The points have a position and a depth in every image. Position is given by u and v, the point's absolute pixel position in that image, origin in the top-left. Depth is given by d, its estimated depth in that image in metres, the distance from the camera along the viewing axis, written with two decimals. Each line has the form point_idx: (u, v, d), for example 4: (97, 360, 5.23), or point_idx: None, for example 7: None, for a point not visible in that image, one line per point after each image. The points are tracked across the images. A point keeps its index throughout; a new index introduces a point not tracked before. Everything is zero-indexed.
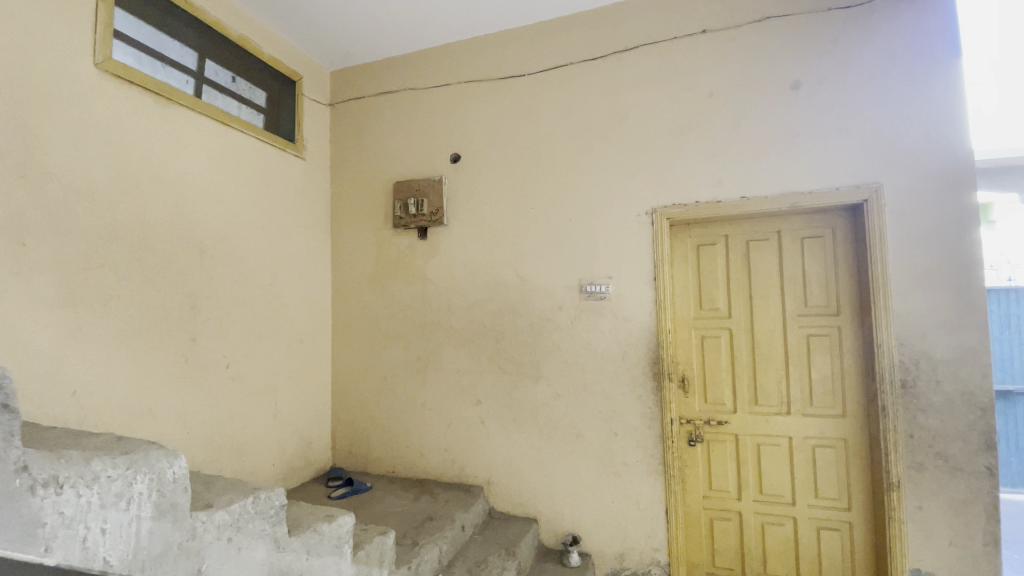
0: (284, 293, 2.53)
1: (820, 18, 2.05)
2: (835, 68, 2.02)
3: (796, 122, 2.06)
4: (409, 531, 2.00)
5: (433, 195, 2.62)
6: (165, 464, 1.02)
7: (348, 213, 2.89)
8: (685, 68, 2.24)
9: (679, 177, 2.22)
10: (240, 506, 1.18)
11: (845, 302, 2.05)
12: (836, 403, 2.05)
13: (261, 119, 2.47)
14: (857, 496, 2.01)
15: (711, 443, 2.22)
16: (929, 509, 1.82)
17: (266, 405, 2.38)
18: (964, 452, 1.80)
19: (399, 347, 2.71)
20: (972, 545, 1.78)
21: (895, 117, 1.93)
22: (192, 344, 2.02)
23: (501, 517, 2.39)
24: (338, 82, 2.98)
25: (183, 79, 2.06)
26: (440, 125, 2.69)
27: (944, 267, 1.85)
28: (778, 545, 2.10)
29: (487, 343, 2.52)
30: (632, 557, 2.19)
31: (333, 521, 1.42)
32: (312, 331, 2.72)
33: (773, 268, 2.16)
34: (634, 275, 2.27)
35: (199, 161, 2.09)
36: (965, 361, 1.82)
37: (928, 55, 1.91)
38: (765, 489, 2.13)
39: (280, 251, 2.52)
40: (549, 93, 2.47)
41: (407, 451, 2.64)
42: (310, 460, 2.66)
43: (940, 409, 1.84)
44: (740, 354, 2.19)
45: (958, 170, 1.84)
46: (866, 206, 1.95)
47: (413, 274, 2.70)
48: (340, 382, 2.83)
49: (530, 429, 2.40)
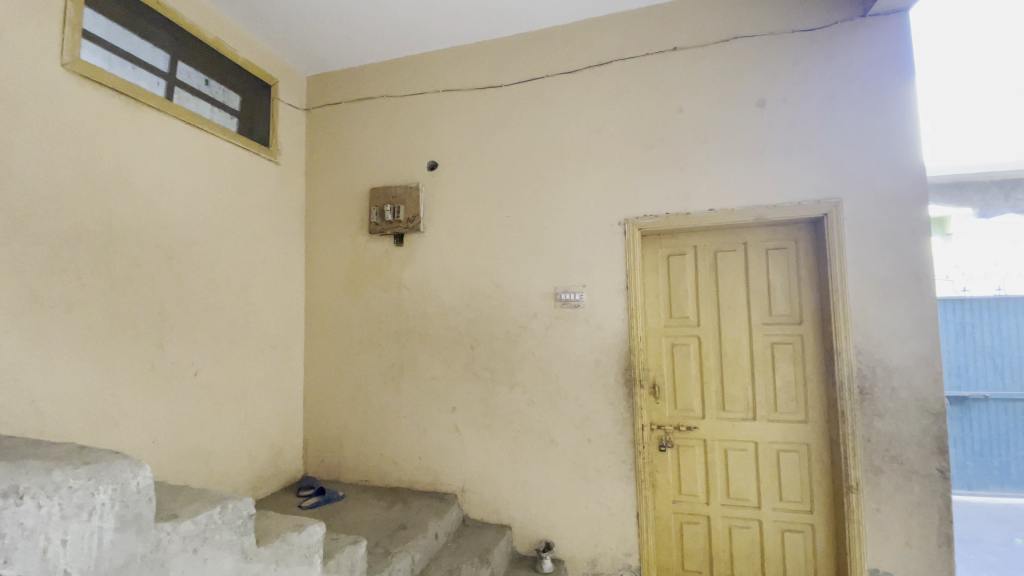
0: (255, 298, 2.49)
1: (784, 40, 2.15)
2: (797, 87, 2.12)
3: (761, 138, 2.15)
4: (381, 540, 1.98)
5: (409, 202, 2.62)
6: (129, 474, 1.00)
7: (322, 218, 2.86)
8: (657, 83, 2.31)
9: (650, 188, 2.28)
10: (206, 516, 1.16)
11: (807, 312, 2.13)
12: (799, 409, 2.13)
13: (235, 122, 2.45)
14: (819, 498, 2.08)
15: (680, 448, 2.27)
16: (886, 510, 1.91)
17: (236, 413, 2.33)
18: (918, 455, 1.89)
19: (374, 353, 2.69)
20: (926, 545, 1.86)
21: (853, 135, 2.03)
22: (159, 351, 1.98)
23: (475, 524, 2.39)
24: (315, 86, 2.96)
25: (154, 80, 2.03)
26: (418, 132, 2.70)
27: (899, 278, 1.94)
28: (745, 548, 2.16)
29: (462, 350, 2.53)
30: (604, 562, 2.22)
31: (303, 530, 1.41)
32: (284, 338, 2.68)
33: (740, 278, 2.23)
34: (608, 284, 2.31)
35: (169, 164, 2.05)
36: (918, 368, 1.91)
37: (882, 78, 2.02)
38: (732, 492, 2.19)
39: (252, 256, 2.49)
40: (525, 103, 2.51)
41: (381, 458, 2.62)
42: (280, 468, 2.61)
43: (895, 414, 1.93)
44: (708, 361, 2.25)
45: (911, 187, 1.94)
46: (827, 219, 2.04)
47: (388, 280, 2.69)
48: (313, 390, 2.80)
49: (505, 436, 2.41)
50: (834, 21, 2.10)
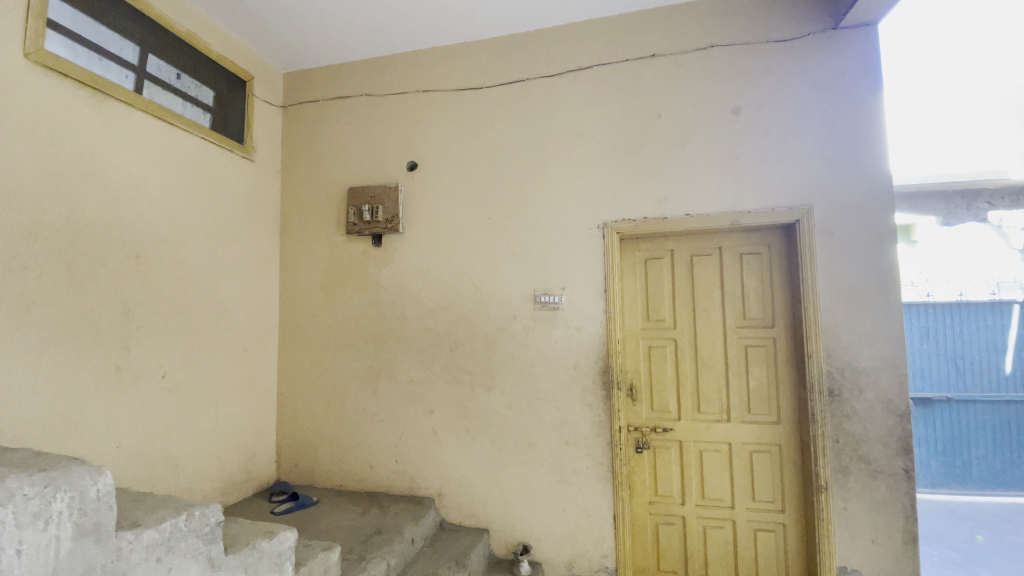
0: (227, 299, 2.42)
1: (759, 49, 2.20)
2: (771, 96, 2.17)
3: (736, 145, 2.19)
4: (355, 546, 1.95)
5: (388, 202, 2.59)
6: (88, 481, 0.96)
7: (299, 217, 2.81)
8: (636, 89, 2.34)
9: (629, 192, 2.30)
10: (171, 524, 1.13)
11: (779, 316, 2.18)
12: (772, 410, 2.17)
13: (208, 118, 2.38)
14: (790, 498, 2.13)
15: (657, 449, 2.30)
16: (854, 509, 1.96)
17: (206, 417, 2.27)
18: (884, 455, 1.95)
19: (350, 356, 2.65)
20: (892, 542, 1.92)
21: (824, 144, 2.09)
22: (124, 352, 1.91)
23: (452, 527, 2.37)
24: (292, 83, 2.91)
25: (122, 73, 1.96)
26: (397, 132, 2.68)
27: (866, 284, 2.00)
28: (719, 548, 2.19)
29: (441, 352, 2.51)
30: (581, 564, 2.23)
31: (274, 538, 1.38)
32: (256, 339, 2.62)
33: (715, 282, 2.27)
34: (586, 287, 2.33)
35: (137, 159, 1.99)
36: (884, 370, 1.97)
37: (852, 89, 2.08)
38: (706, 493, 2.22)
39: (224, 256, 2.42)
40: (506, 105, 2.51)
41: (356, 462, 2.58)
42: (251, 473, 2.54)
43: (863, 415, 1.98)
44: (684, 363, 2.28)
45: (879, 195, 2.01)
46: (799, 225, 2.09)
47: (366, 281, 2.66)
48: (287, 393, 2.74)
49: (483, 438, 2.40)
50: (807, 32, 2.16)
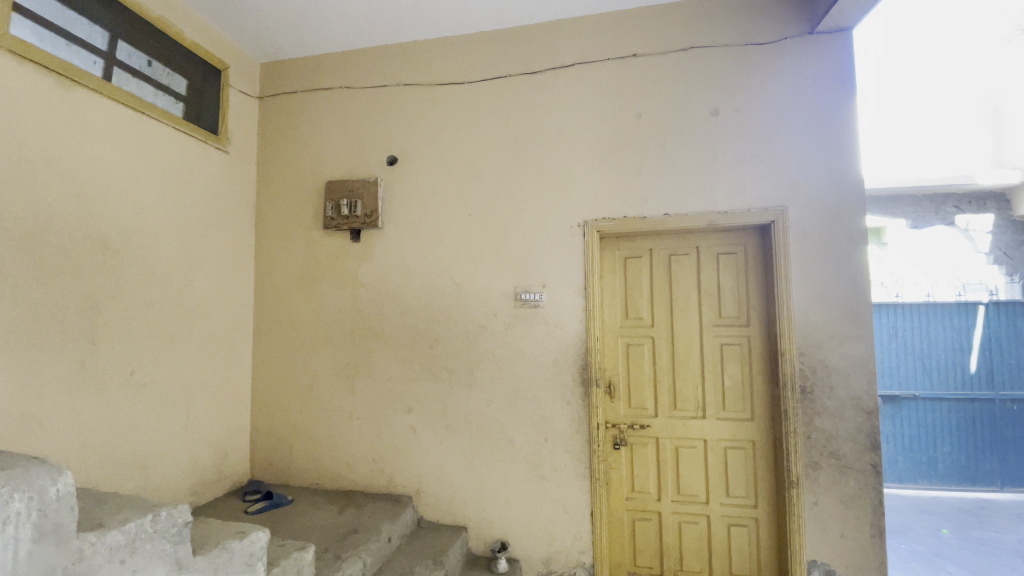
0: (199, 294, 2.36)
1: (737, 52, 2.23)
2: (749, 98, 2.20)
3: (714, 146, 2.22)
4: (331, 545, 1.92)
5: (367, 197, 2.56)
6: (47, 481, 0.93)
7: (275, 211, 2.75)
8: (617, 88, 2.35)
9: (609, 191, 2.32)
10: (136, 525, 1.10)
11: (754, 315, 2.22)
12: (746, 407, 2.21)
13: (181, 107, 2.32)
14: (762, 493, 2.17)
15: (634, 446, 2.32)
16: (824, 504, 2.01)
17: (176, 415, 2.21)
18: (853, 451, 2.00)
19: (327, 352, 2.61)
20: (859, 536, 1.97)
21: (799, 146, 2.13)
22: (91, 348, 1.85)
23: (429, 525, 2.36)
24: (269, 74, 2.84)
25: (91, 59, 1.89)
26: (377, 126, 2.64)
27: (838, 284, 2.05)
28: (693, 542, 2.22)
29: (420, 349, 2.49)
30: (559, 560, 2.24)
31: (245, 537, 1.34)
32: (230, 335, 2.56)
33: (692, 280, 2.30)
34: (566, 285, 2.33)
35: (106, 148, 1.92)
36: (854, 369, 2.02)
37: (827, 93, 2.12)
38: (682, 489, 2.25)
39: (197, 250, 2.36)
40: (488, 101, 2.50)
41: (333, 461, 2.54)
42: (224, 473, 2.49)
43: (833, 412, 2.03)
44: (661, 361, 2.30)
45: (850, 197, 2.05)
46: (774, 226, 2.13)
47: (343, 277, 2.62)
48: (262, 390, 2.68)
49: (462, 436, 2.39)
50: (785, 36, 2.19)
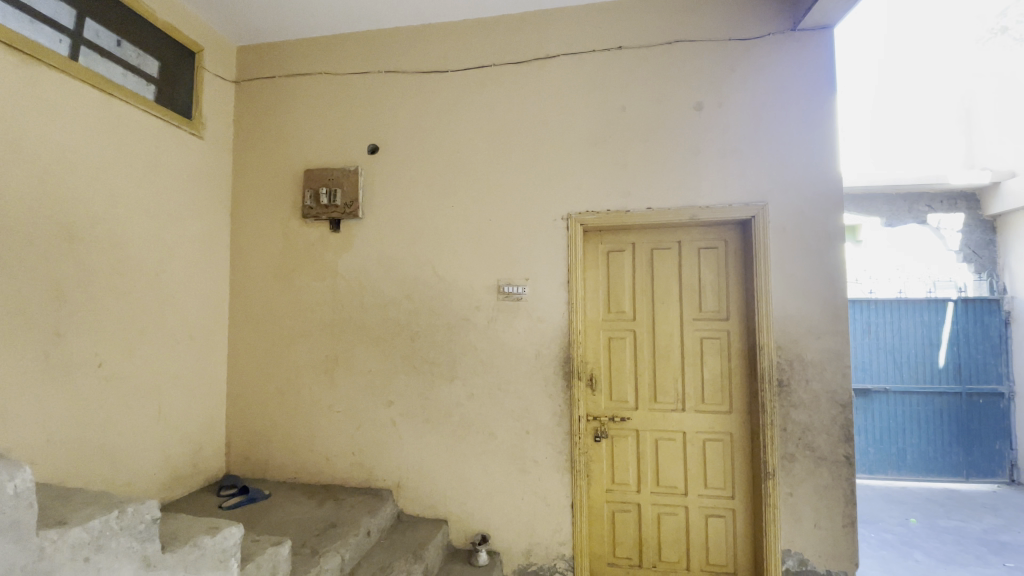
0: (171, 284, 2.29)
1: (721, 47, 2.24)
2: (731, 93, 2.21)
3: (697, 140, 2.23)
4: (308, 540, 1.89)
5: (348, 186, 2.51)
6: (4, 476, 0.88)
7: (251, 200, 2.68)
8: (602, 80, 2.34)
9: (593, 184, 2.31)
10: (101, 522, 1.06)
11: (733, 309, 2.24)
12: (725, 400, 2.24)
13: (152, 90, 2.23)
14: (739, 485, 2.20)
15: (615, 438, 2.33)
16: (798, 494, 2.05)
17: (147, 408, 2.14)
18: (827, 442, 2.05)
19: (306, 345, 2.56)
20: (832, 525, 2.02)
21: (780, 143, 2.15)
22: (57, 339, 1.77)
23: (409, 519, 2.34)
24: (246, 57, 2.76)
25: (56, 37, 1.81)
26: (358, 114, 2.58)
27: (816, 279, 2.08)
28: (672, 533, 2.25)
29: (401, 342, 2.46)
30: (539, 552, 2.24)
31: (217, 533, 1.30)
32: (205, 327, 2.49)
33: (674, 274, 2.31)
34: (549, 277, 2.32)
35: (72, 131, 1.84)
36: (830, 362, 2.06)
37: (808, 90, 2.15)
38: (661, 481, 2.27)
39: (170, 239, 2.28)
40: (471, 91, 2.47)
41: (311, 454, 2.50)
42: (198, 467, 2.43)
43: (809, 405, 2.07)
44: (642, 354, 2.32)
45: (830, 194, 2.08)
46: (754, 221, 2.15)
47: (323, 268, 2.57)
48: (237, 383, 2.62)
49: (443, 429, 2.37)
50: (768, 32, 2.21)
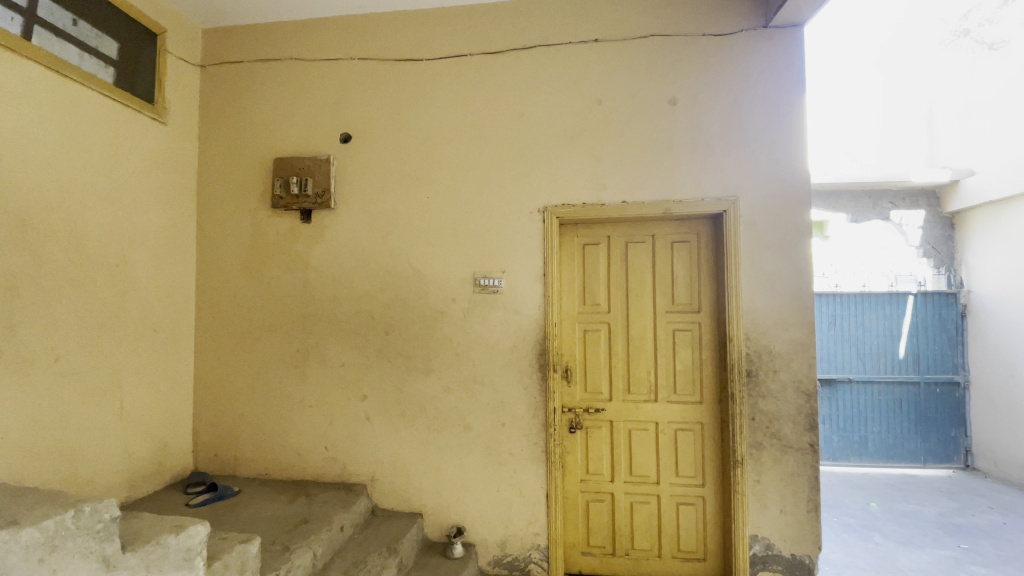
0: (133, 276, 2.20)
1: (696, 42, 2.26)
2: (705, 89, 2.24)
3: (671, 135, 2.25)
4: (279, 536, 1.86)
5: (319, 175, 2.45)
6: None
7: (218, 189, 2.59)
8: (578, 73, 2.33)
9: (569, 177, 2.31)
10: (55, 522, 1.03)
11: (704, 302, 2.29)
12: (696, 391, 2.28)
13: (111, 73, 2.13)
14: (709, 473, 2.26)
15: (589, 429, 2.36)
16: (765, 481, 2.11)
17: (108, 404, 2.07)
18: (793, 431, 2.11)
19: (276, 338, 2.50)
20: (797, 511, 2.09)
21: (752, 138, 2.19)
22: (7, 334, 1.69)
23: (384, 513, 2.32)
24: (213, 40, 2.66)
25: (8, 15, 1.71)
26: (330, 102, 2.52)
27: (784, 272, 2.13)
28: (644, 521, 2.29)
29: (375, 335, 2.42)
30: (514, 544, 2.26)
31: (181, 532, 1.25)
32: (169, 320, 2.41)
33: (648, 268, 2.34)
34: (525, 270, 2.32)
35: (23, 114, 1.74)
36: (796, 354, 2.12)
37: (779, 87, 2.19)
38: (634, 470, 2.31)
39: (131, 229, 2.19)
40: (446, 81, 2.43)
41: (283, 450, 2.46)
42: (164, 464, 2.36)
43: (775, 395, 2.13)
44: (616, 346, 2.34)
45: (798, 189, 2.13)
46: (725, 216, 2.19)
47: (294, 259, 2.51)
48: (205, 378, 2.55)
49: (418, 422, 2.36)
50: (741, 29, 2.24)
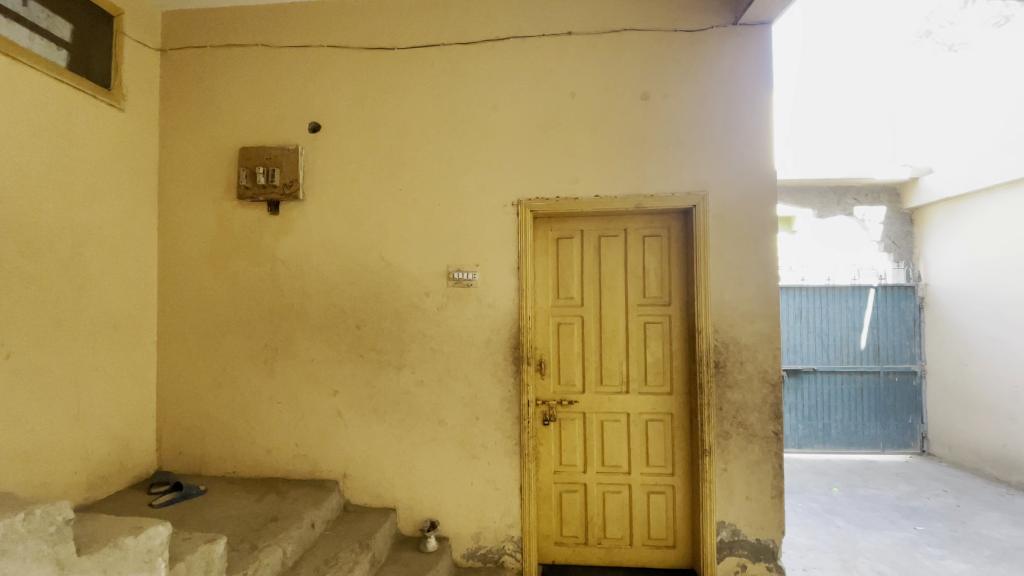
0: (91, 269, 2.11)
1: (668, 37, 2.28)
2: (676, 84, 2.26)
3: (644, 130, 2.27)
4: (247, 535, 1.82)
5: (287, 165, 2.38)
6: None
7: (181, 178, 2.50)
8: (552, 66, 2.33)
9: (542, 171, 2.31)
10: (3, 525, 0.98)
11: (675, 295, 2.33)
12: (666, 382, 2.32)
13: (65, 56, 2.03)
14: (679, 462, 2.31)
15: (562, 421, 2.38)
16: (732, 469, 2.17)
17: (64, 403, 1.98)
18: (758, 420, 2.17)
19: (244, 333, 2.44)
20: (762, 497, 2.15)
21: (722, 134, 2.23)
22: None
23: (356, 509, 2.30)
24: (173, 23, 2.55)
25: None
26: (299, 90, 2.45)
27: (752, 265, 2.18)
28: (616, 511, 2.33)
29: (347, 329, 2.39)
30: (488, 536, 2.27)
31: (140, 533, 1.21)
32: (130, 314, 2.32)
33: (620, 261, 2.36)
34: (499, 264, 2.32)
35: None
36: (762, 345, 2.18)
37: (748, 83, 2.23)
38: (606, 461, 2.34)
39: (87, 221, 2.10)
40: (419, 71, 2.40)
41: (251, 447, 2.41)
42: (125, 464, 2.28)
43: (742, 385, 2.19)
44: (589, 339, 2.36)
45: (765, 185, 2.18)
46: (695, 210, 2.22)
47: (261, 251, 2.44)
48: (168, 374, 2.47)
49: (391, 417, 2.34)
50: (711, 26, 2.27)
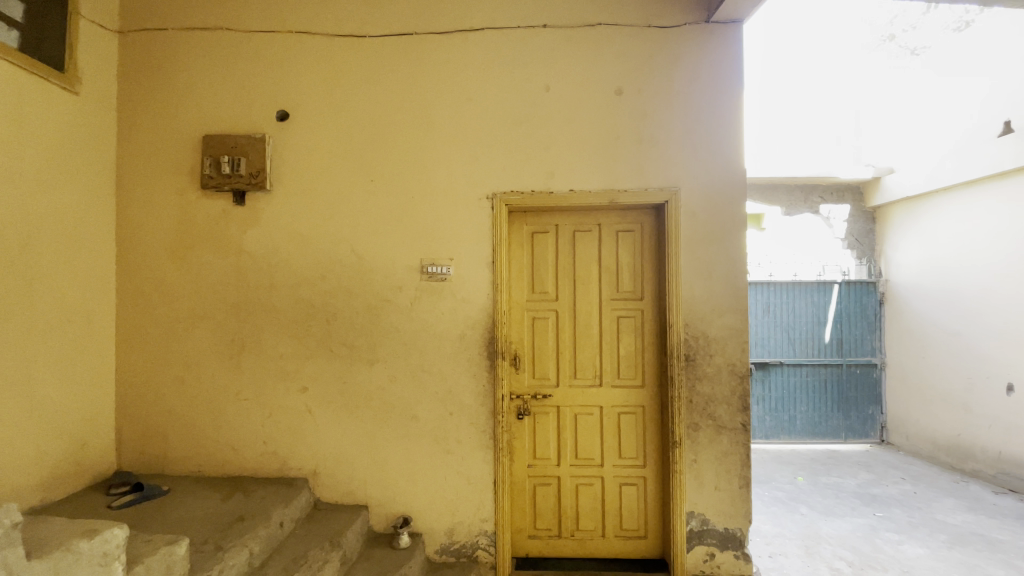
0: (44, 262, 2.01)
1: (642, 34, 2.30)
2: (650, 79, 2.28)
3: (618, 125, 2.28)
4: (212, 536, 1.77)
5: (253, 155, 2.32)
6: None
7: (140, 167, 2.40)
8: (527, 59, 2.32)
9: (517, 164, 2.30)
10: None
11: (647, 289, 2.36)
12: (638, 375, 2.35)
13: (14, 36, 1.90)
14: (650, 454, 2.34)
15: (536, 415, 2.39)
16: (701, 460, 2.22)
17: (15, 402, 1.88)
18: (726, 411, 2.22)
19: (208, 328, 2.36)
20: (730, 487, 2.21)
21: (694, 131, 2.26)
22: None
23: (327, 506, 2.26)
24: (131, 3, 2.43)
25: None
26: (267, 77, 2.38)
27: (721, 260, 2.22)
28: (589, 503, 2.35)
29: (317, 323, 2.34)
30: (461, 531, 2.26)
31: (96, 536, 1.16)
32: (86, 308, 2.22)
33: (594, 256, 2.38)
34: (473, 257, 2.30)
35: None
36: (730, 338, 2.23)
37: (719, 81, 2.26)
38: (579, 453, 2.36)
39: (40, 211, 1.99)
40: (393, 60, 2.35)
41: (218, 445, 2.34)
42: (83, 465, 2.19)
43: (711, 378, 2.23)
44: (563, 333, 2.37)
45: (735, 181, 2.22)
46: (667, 206, 2.25)
47: (227, 243, 2.36)
48: (128, 371, 2.38)
49: (363, 413, 2.30)
50: (684, 23, 2.29)
